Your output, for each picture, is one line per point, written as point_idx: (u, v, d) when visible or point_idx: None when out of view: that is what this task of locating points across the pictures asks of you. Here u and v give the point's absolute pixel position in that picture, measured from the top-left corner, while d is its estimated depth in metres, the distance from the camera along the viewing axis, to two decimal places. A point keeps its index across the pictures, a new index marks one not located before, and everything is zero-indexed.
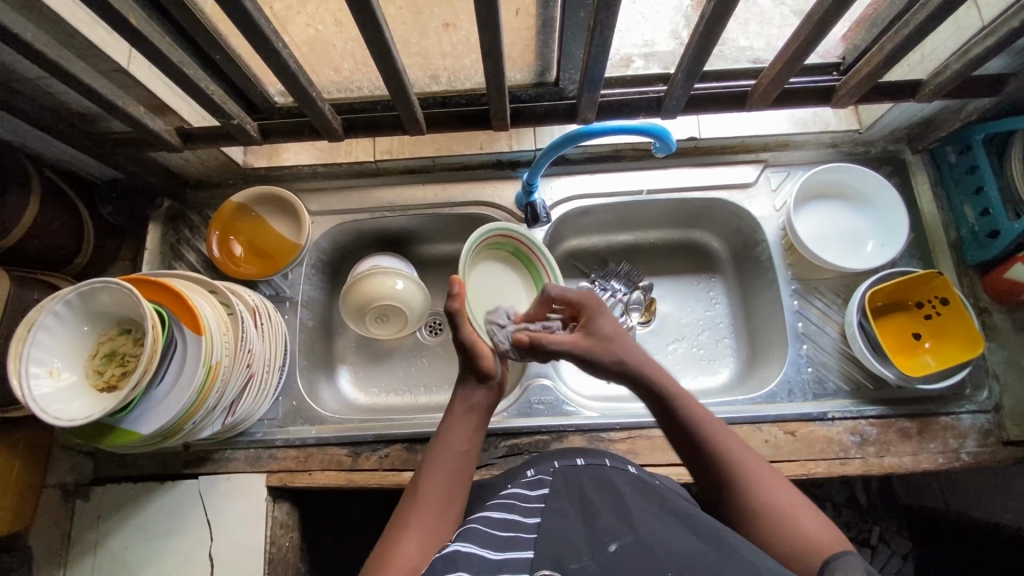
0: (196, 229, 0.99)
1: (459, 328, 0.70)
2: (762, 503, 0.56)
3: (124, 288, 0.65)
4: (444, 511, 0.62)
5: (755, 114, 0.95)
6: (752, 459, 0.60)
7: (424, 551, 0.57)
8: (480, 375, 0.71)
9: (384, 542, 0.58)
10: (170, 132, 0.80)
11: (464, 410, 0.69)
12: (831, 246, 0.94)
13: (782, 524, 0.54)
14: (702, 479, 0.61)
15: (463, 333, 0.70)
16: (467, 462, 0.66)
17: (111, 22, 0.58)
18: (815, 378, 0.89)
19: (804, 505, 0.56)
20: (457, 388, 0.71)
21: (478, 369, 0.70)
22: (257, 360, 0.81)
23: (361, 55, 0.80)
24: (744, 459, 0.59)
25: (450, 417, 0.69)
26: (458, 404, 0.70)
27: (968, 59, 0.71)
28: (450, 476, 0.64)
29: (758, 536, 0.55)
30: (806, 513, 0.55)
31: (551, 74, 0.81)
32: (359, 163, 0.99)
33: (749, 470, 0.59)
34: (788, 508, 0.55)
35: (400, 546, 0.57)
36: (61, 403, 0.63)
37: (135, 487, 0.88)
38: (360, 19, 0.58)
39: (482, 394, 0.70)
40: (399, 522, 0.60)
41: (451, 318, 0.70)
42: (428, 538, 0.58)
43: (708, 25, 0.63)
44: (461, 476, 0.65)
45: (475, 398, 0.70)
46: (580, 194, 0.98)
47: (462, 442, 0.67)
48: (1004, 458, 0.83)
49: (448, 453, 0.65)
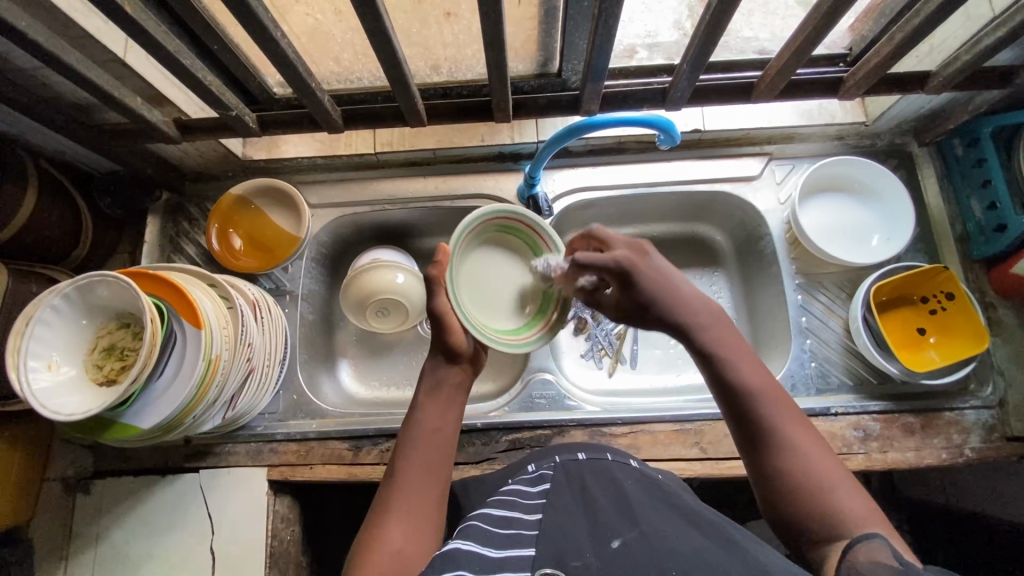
0: (196, 221, 0.98)
1: (435, 298, 0.65)
2: (805, 463, 0.56)
3: (122, 281, 0.64)
4: (426, 491, 0.61)
5: (760, 106, 0.94)
6: (798, 419, 0.59)
7: (410, 536, 0.57)
8: (449, 351, 0.66)
9: (367, 529, 0.59)
10: (167, 124, 0.79)
11: (432, 387, 0.67)
12: (837, 240, 0.93)
13: (824, 487, 0.54)
14: (742, 430, 0.60)
15: (435, 302, 0.65)
16: (443, 438, 0.64)
17: (106, 10, 0.57)
18: (818, 373, 0.89)
19: (842, 478, 0.55)
20: (427, 362, 0.68)
21: (445, 345, 0.66)
22: (257, 353, 0.81)
23: (361, 45, 0.78)
24: (791, 420, 0.58)
25: (419, 397, 0.67)
26: (427, 380, 0.67)
27: (979, 50, 0.69)
28: (426, 456, 0.63)
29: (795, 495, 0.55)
30: (843, 485, 0.55)
31: (554, 66, 0.80)
32: (360, 156, 0.97)
33: (797, 428, 0.58)
34: (829, 473, 0.55)
35: (382, 533, 0.57)
36: (61, 397, 0.63)
37: (135, 481, 0.87)
38: (360, 8, 0.57)
39: (448, 368, 0.67)
40: (382, 508, 0.60)
41: (429, 286, 0.64)
42: (410, 521, 0.58)
43: (715, 15, 0.62)
44: (441, 454, 0.64)
45: (442, 373, 0.67)
46: (582, 186, 0.97)
47: (434, 420, 0.65)
48: (1008, 454, 0.83)
49: (422, 433, 0.64)
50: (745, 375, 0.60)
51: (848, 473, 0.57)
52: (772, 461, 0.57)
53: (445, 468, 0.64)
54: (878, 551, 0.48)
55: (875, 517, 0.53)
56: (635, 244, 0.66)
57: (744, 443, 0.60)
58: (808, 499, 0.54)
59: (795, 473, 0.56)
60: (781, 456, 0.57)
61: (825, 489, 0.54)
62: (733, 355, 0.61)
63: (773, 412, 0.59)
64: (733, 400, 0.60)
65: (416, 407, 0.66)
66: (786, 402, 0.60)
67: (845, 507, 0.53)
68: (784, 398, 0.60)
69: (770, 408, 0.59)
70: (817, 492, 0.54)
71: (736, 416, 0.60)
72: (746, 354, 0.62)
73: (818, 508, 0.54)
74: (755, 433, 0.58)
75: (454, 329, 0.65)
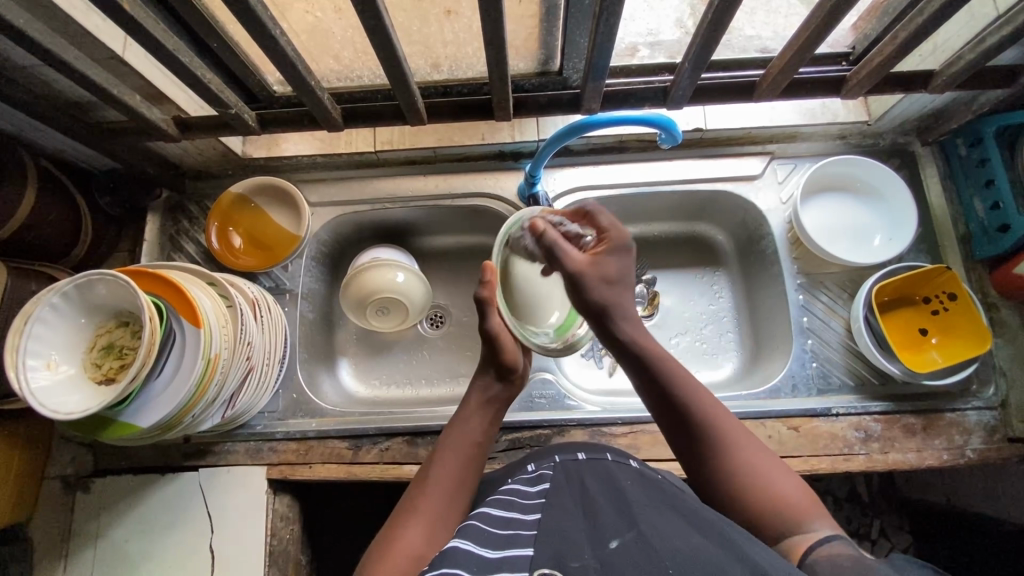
0: (195, 220, 0.98)
1: (488, 319, 0.68)
2: (751, 470, 0.59)
3: (121, 280, 0.64)
4: (454, 497, 0.62)
5: (763, 105, 0.94)
6: (739, 431, 0.62)
7: (431, 539, 0.57)
8: (500, 368, 0.70)
9: (390, 527, 0.59)
10: (167, 122, 0.79)
11: (480, 401, 0.70)
12: (839, 240, 0.93)
13: (766, 487, 0.57)
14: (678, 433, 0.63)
15: (491, 321, 0.68)
16: (479, 454, 0.66)
17: (104, 8, 0.56)
18: (819, 373, 0.88)
19: (778, 470, 0.59)
20: (475, 377, 0.72)
21: (499, 361, 0.70)
22: (257, 352, 0.81)
23: (361, 43, 0.78)
24: (720, 420, 0.62)
25: (467, 408, 0.69)
26: (476, 393, 0.70)
27: (982, 50, 0.69)
28: (461, 465, 0.64)
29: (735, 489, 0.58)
30: (780, 476, 0.58)
31: (554, 64, 0.80)
32: (360, 154, 0.97)
33: (739, 441, 0.60)
34: (773, 476, 0.58)
35: (407, 531, 0.57)
36: (59, 396, 0.63)
37: (135, 480, 0.87)
38: (360, 6, 0.57)
39: (500, 388, 0.71)
40: (408, 508, 0.60)
41: (480, 308, 0.68)
42: (434, 523, 0.59)
43: (717, 14, 0.62)
44: (473, 468, 0.65)
45: (492, 390, 0.70)
46: (584, 185, 0.96)
47: (475, 434, 0.67)
48: (1009, 455, 0.82)
49: (461, 443, 0.66)
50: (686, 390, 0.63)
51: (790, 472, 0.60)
52: (719, 473, 0.59)
53: (473, 481, 0.65)
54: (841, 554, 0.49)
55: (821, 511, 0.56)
56: (623, 240, 0.65)
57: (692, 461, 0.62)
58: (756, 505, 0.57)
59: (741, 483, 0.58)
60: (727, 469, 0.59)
61: (760, 482, 0.58)
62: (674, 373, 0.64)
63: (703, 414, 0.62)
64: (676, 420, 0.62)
65: (461, 416, 0.68)
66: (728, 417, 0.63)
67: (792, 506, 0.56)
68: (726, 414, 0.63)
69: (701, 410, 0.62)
70: (763, 496, 0.57)
71: (681, 435, 0.62)
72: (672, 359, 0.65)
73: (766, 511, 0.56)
74: (690, 433, 0.62)
75: (506, 345, 0.69)
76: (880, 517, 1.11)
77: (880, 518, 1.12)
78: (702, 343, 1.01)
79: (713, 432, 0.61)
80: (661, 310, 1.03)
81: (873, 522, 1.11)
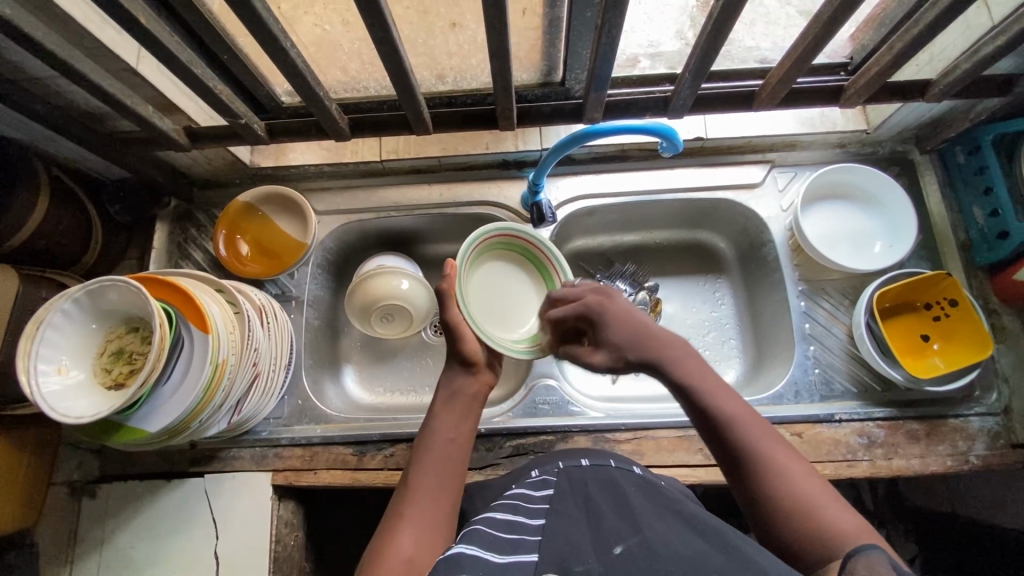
0: (203, 228, 0.99)
1: (449, 311, 0.72)
2: (795, 491, 0.55)
3: (131, 286, 0.65)
4: (437, 498, 0.62)
5: (762, 114, 0.95)
6: (782, 447, 0.58)
7: (421, 543, 0.57)
8: (465, 361, 0.71)
9: (379, 536, 0.59)
10: (177, 131, 0.80)
11: (449, 398, 0.70)
12: (839, 247, 0.94)
13: (812, 515, 0.53)
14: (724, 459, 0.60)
15: (447, 313, 0.72)
16: (456, 450, 0.66)
17: (119, 20, 0.58)
18: (822, 379, 0.89)
19: (829, 496, 0.55)
20: (444, 375, 0.73)
21: (462, 354, 0.71)
22: (263, 359, 0.82)
23: (368, 55, 0.80)
24: (769, 443, 0.58)
25: (437, 406, 0.69)
26: (444, 392, 0.71)
27: (978, 59, 0.70)
28: (439, 464, 0.64)
29: (780, 516, 0.54)
30: (830, 504, 0.54)
31: (557, 75, 0.81)
32: (365, 163, 0.99)
33: (780, 456, 0.57)
34: (816, 492, 0.55)
35: (397, 538, 0.57)
36: (69, 400, 0.63)
37: (141, 485, 0.88)
38: (368, 19, 0.59)
39: (466, 380, 0.71)
40: (395, 516, 0.60)
41: (441, 299, 0.72)
42: (424, 528, 0.59)
43: (717, 25, 0.63)
44: (453, 464, 0.65)
45: (457, 384, 0.71)
46: (586, 194, 0.98)
47: (448, 431, 0.67)
48: (1014, 461, 0.82)
49: (436, 443, 0.66)
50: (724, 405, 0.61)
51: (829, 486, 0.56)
52: (755, 490, 0.56)
53: (457, 478, 0.65)
54: (875, 561, 0.46)
55: (870, 537, 0.51)
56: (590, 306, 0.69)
57: (733, 480, 0.59)
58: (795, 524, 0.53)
59: (782, 502, 0.55)
60: (767, 483, 0.56)
61: (810, 510, 0.53)
62: (712, 390, 0.63)
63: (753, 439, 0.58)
64: (715, 433, 0.60)
65: (431, 417, 0.69)
66: (770, 434, 0.60)
67: (836, 530, 0.51)
68: (768, 430, 0.60)
69: (749, 434, 0.59)
70: (807, 517, 0.53)
71: (720, 450, 0.60)
72: (720, 385, 0.63)
73: (808, 532, 0.52)
74: (737, 457, 0.58)
75: (467, 336, 0.72)
76: (886, 526, 1.11)
77: (885, 527, 1.11)
78: (705, 350, 1.02)
79: (757, 446, 0.58)
80: (663, 317, 1.04)
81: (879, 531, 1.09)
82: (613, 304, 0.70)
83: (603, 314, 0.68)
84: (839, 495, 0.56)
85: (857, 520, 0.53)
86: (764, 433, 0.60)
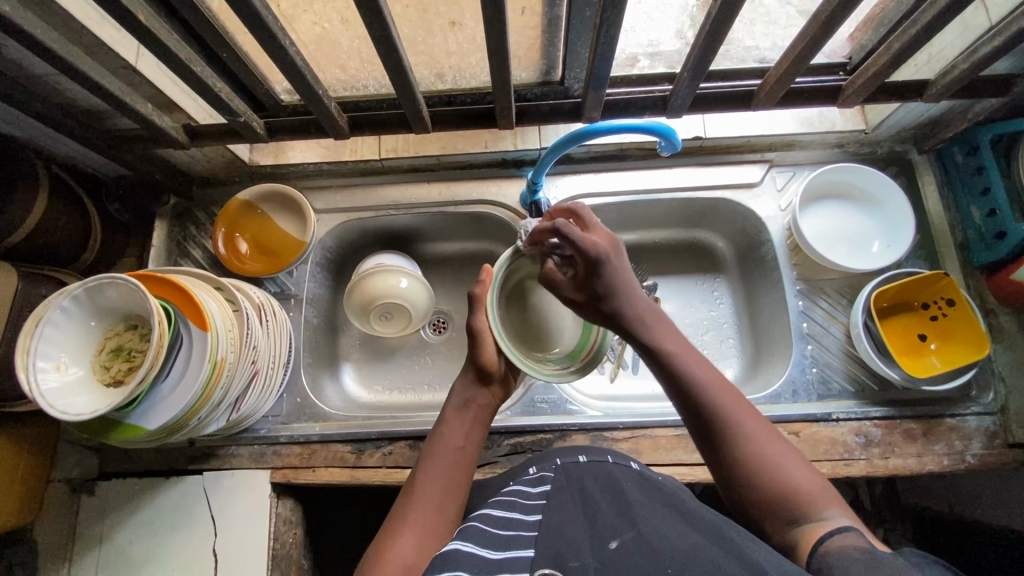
0: (202, 226, 0.99)
1: (475, 316, 0.72)
2: (765, 456, 0.57)
3: (130, 283, 0.65)
4: (442, 504, 0.62)
5: (761, 114, 0.95)
6: (748, 409, 0.61)
7: (422, 548, 0.58)
8: (479, 371, 0.72)
9: (381, 538, 0.59)
10: (176, 130, 0.80)
11: (461, 405, 0.70)
12: (837, 247, 0.94)
13: (782, 482, 0.56)
14: (692, 422, 0.62)
15: (474, 318, 0.72)
16: (464, 457, 0.67)
17: (119, 18, 0.58)
18: (819, 378, 0.89)
19: (795, 460, 0.58)
20: (456, 382, 0.73)
21: (478, 363, 0.71)
22: (262, 356, 0.82)
23: (367, 53, 0.80)
24: (738, 409, 0.60)
25: (447, 413, 0.70)
26: (457, 399, 0.71)
27: (976, 59, 0.70)
28: (446, 471, 0.65)
29: (751, 482, 0.57)
30: (797, 468, 0.57)
31: (556, 74, 0.81)
32: (364, 162, 0.99)
33: (748, 420, 0.60)
34: (779, 454, 0.58)
35: (397, 542, 0.58)
36: (68, 397, 0.64)
37: (140, 483, 0.88)
38: (367, 17, 0.59)
39: (479, 389, 0.72)
40: (397, 520, 0.61)
41: (472, 303, 0.73)
42: (426, 533, 0.59)
43: (715, 25, 0.63)
44: (459, 472, 0.65)
45: (471, 393, 0.71)
46: (584, 193, 0.98)
47: (456, 438, 0.68)
48: (1010, 460, 0.83)
49: (444, 449, 0.66)
50: (693, 370, 0.62)
51: (793, 448, 0.59)
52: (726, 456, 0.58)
53: (462, 485, 0.65)
54: (855, 538, 0.50)
55: (839, 503, 0.55)
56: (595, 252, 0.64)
57: (699, 438, 0.61)
58: (769, 491, 0.56)
59: (748, 462, 0.57)
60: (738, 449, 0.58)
61: (779, 477, 0.56)
62: (681, 354, 0.63)
63: (723, 405, 0.60)
64: (686, 398, 0.62)
65: (441, 423, 0.69)
66: (737, 397, 0.62)
67: (806, 496, 0.55)
68: (735, 393, 0.62)
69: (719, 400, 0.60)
70: (771, 480, 0.56)
71: (691, 413, 0.61)
72: (689, 349, 0.64)
73: (773, 497, 0.56)
74: (707, 423, 0.60)
75: (487, 344, 0.71)
76: (885, 526, 1.11)
77: (884, 527, 1.11)
78: (703, 349, 1.02)
79: (727, 411, 0.60)
80: None
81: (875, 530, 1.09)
82: (620, 252, 0.68)
83: (609, 262, 0.65)
84: (807, 461, 0.59)
85: (826, 486, 0.57)
86: (733, 397, 0.62)
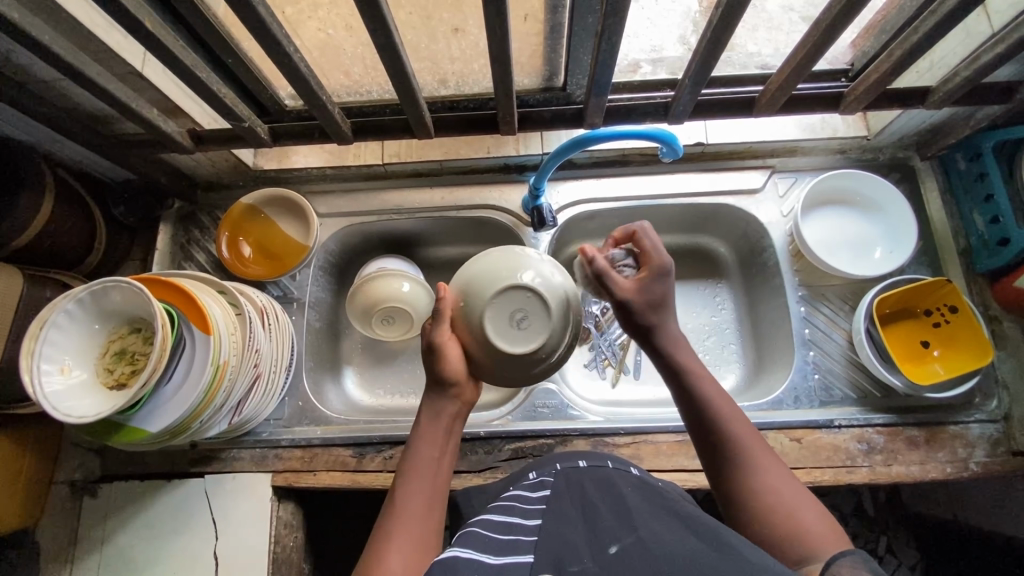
0: (207, 229, 1.00)
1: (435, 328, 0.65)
2: (772, 488, 0.58)
3: (135, 287, 0.65)
4: (424, 515, 0.61)
5: (765, 120, 0.96)
6: (758, 442, 0.61)
7: (410, 563, 0.57)
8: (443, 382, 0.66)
9: (369, 554, 0.58)
10: (182, 135, 0.81)
11: (433, 416, 0.66)
12: (840, 253, 0.93)
13: (790, 514, 0.56)
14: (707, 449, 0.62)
15: (436, 332, 0.65)
16: (441, 465, 0.65)
17: (126, 25, 0.59)
18: (821, 385, 0.89)
19: (797, 493, 0.58)
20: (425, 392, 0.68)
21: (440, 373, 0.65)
22: (264, 359, 0.82)
23: (371, 59, 0.81)
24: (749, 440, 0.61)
25: (420, 423, 0.66)
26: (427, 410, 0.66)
27: (977, 67, 0.70)
28: (425, 484, 0.63)
29: (762, 513, 0.57)
30: (800, 500, 0.57)
31: (559, 79, 0.82)
32: (369, 167, 1.00)
33: (760, 455, 0.60)
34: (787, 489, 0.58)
35: (385, 560, 0.56)
36: (72, 400, 0.64)
37: (141, 485, 0.88)
38: (371, 24, 0.59)
39: (448, 399, 0.66)
40: (382, 534, 0.59)
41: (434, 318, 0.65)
42: (413, 548, 0.58)
43: (716, 32, 0.63)
44: (440, 481, 0.64)
45: (443, 403, 0.66)
46: (587, 198, 0.98)
47: (434, 449, 0.65)
48: (1014, 469, 0.82)
49: (421, 462, 0.64)
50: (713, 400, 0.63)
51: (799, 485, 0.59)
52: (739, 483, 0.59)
53: (443, 493, 0.64)
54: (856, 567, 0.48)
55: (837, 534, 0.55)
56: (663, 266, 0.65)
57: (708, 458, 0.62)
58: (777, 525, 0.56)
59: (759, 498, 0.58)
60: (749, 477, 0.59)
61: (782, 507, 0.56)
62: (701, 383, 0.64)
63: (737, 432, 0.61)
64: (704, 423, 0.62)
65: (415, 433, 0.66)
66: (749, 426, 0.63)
67: (808, 527, 0.55)
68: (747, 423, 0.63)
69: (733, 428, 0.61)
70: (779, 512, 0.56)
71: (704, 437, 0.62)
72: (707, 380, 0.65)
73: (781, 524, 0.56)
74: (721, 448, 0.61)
75: (450, 357, 0.65)
76: (888, 533, 1.09)
77: (887, 535, 1.09)
78: (705, 354, 1.02)
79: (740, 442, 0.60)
80: None
81: (879, 539, 1.08)
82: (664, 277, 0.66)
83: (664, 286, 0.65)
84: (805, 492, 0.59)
85: (825, 519, 0.56)
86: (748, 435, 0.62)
